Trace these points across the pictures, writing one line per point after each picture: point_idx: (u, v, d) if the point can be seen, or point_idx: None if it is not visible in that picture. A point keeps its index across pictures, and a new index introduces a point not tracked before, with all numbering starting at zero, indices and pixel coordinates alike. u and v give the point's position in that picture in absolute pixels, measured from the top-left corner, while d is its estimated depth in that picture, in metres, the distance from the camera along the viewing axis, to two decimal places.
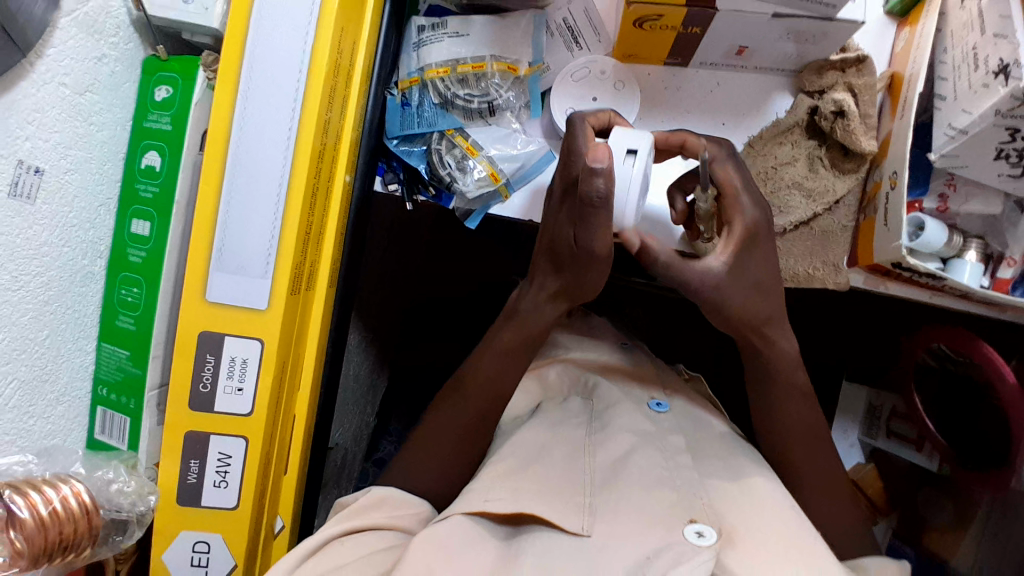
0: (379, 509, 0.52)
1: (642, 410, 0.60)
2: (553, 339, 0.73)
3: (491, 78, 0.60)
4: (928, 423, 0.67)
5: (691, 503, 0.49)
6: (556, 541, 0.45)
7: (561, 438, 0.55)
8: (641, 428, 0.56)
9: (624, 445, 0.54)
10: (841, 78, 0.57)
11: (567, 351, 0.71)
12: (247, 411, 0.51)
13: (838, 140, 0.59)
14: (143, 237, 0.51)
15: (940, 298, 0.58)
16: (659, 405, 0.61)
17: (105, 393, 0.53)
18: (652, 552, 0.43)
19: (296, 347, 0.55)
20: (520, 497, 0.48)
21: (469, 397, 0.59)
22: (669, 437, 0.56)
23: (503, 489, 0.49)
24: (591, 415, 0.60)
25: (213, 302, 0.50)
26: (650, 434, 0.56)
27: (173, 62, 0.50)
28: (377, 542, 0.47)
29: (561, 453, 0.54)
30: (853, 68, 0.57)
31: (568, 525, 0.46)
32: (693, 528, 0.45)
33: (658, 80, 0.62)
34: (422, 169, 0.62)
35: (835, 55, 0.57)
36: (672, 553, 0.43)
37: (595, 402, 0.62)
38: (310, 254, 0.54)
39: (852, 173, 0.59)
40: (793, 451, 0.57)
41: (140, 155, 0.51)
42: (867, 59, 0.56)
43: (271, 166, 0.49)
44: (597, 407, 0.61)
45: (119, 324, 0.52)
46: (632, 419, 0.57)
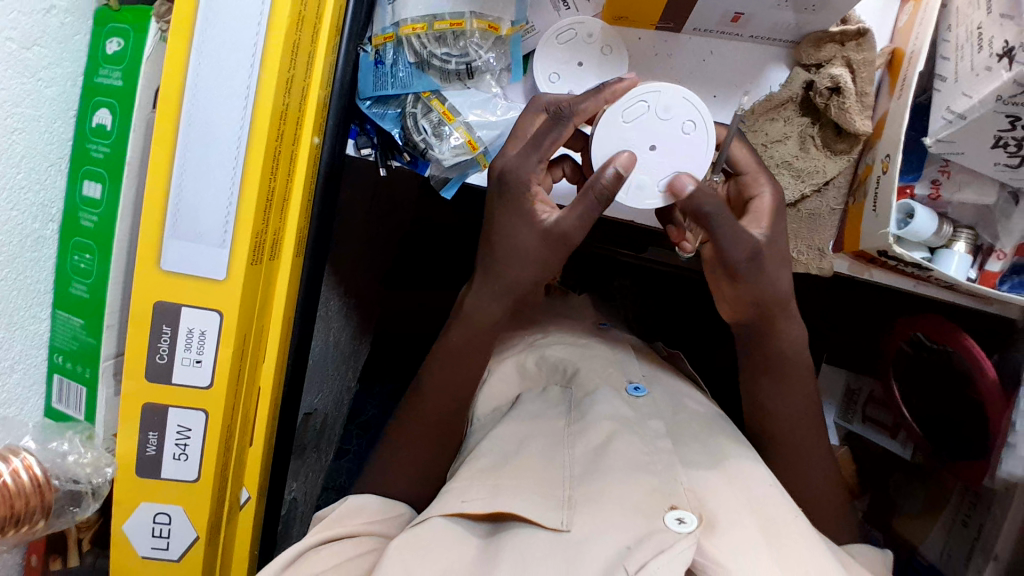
0: (358, 516, 0.52)
1: (620, 396, 0.59)
2: (536, 322, 0.73)
3: (469, 37, 0.57)
4: (904, 411, 0.67)
5: (670, 490, 0.47)
6: (537, 537, 0.44)
7: (541, 429, 0.55)
8: (621, 415, 0.56)
9: (604, 434, 0.53)
10: (839, 52, 0.54)
11: (546, 335, 0.69)
12: (207, 383, 0.50)
13: (831, 118, 0.56)
14: (94, 200, 0.48)
15: (924, 287, 0.57)
16: (636, 390, 0.60)
17: (60, 361, 0.51)
18: (632, 541, 0.42)
19: (260, 318, 0.53)
20: (498, 493, 0.48)
21: (449, 386, 0.58)
22: (648, 421, 0.56)
23: (480, 487, 0.48)
24: (571, 404, 0.59)
25: (167, 271, 0.47)
26: (629, 420, 0.55)
27: (127, 12, 0.47)
28: (355, 548, 0.48)
29: (539, 446, 0.53)
30: (852, 42, 0.54)
31: (549, 521, 0.45)
32: (675, 514, 0.44)
33: (648, 46, 0.59)
34: (395, 134, 0.59)
35: (834, 28, 0.54)
36: (654, 541, 0.42)
37: (574, 391, 0.60)
38: (273, 223, 0.51)
39: (845, 154, 0.57)
40: (775, 427, 0.56)
41: (91, 113, 0.48)
42: (868, 32, 0.53)
43: (227, 127, 0.46)
44: (576, 395, 0.60)
45: (72, 291, 0.50)
46: (611, 406, 0.56)
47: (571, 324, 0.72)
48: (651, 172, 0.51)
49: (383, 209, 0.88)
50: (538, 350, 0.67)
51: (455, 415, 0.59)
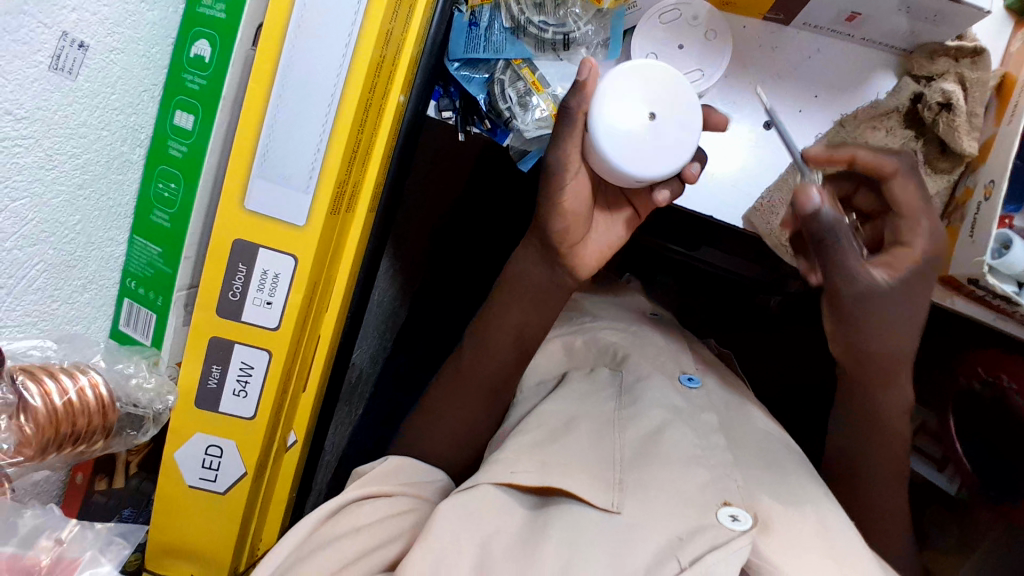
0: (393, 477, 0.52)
1: (674, 384, 0.58)
2: (587, 307, 0.71)
3: (570, 7, 0.56)
4: (957, 446, 0.66)
5: (724, 487, 0.46)
6: (585, 516, 0.43)
7: (591, 411, 0.54)
8: (673, 404, 0.54)
9: (657, 420, 0.52)
10: (952, 67, 0.52)
11: (594, 319, 0.69)
12: (275, 324, 0.50)
13: (937, 134, 0.53)
14: (185, 130, 0.48)
15: (1004, 324, 0.55)
16: (691, 381, 0.59)
17: (133, 286, 0.52)
18: (685, 532, 0.41)
19: (330, 266, 0.53)
20: (550, 472, 0.46)
21: (499, 348, 0.58)
22: (701, 415, 0.54)
23: (529, 462, 0.47)
24: (620, 389, 0.57)
25: (251, 210, 0.47)
26: (683, 411, 0.54)
27: None
28: (389, 509, 0.48)
29: (588, 428, 0.52)
30: (967, 59, 0.52)
31: (598, 501, 0.44)
32: (728, 511, 0.42)
33: (754, 35, 0.57)
34: (480, 100, 0.59)
35: (951, 42, 0.52)
36: (707, 536, 0.40)
37: (624, 374, 0.59)
38: (354, 175, 0.51)
39: (945, 174, 0.55)
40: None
41: (189, 44, 0.47)
42: (985, 51, 0.51)
43: (324, 73, 0.46)
44: (626, 379, 0.58)
45: (154, 219, 0.50)
46: (663, 393, 0.55)
47: (623, 312, 0.71)
48: (645, 134, 0.51)
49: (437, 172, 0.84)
50: (592, 330, 0.66)
51: (500, 385, 0.59)
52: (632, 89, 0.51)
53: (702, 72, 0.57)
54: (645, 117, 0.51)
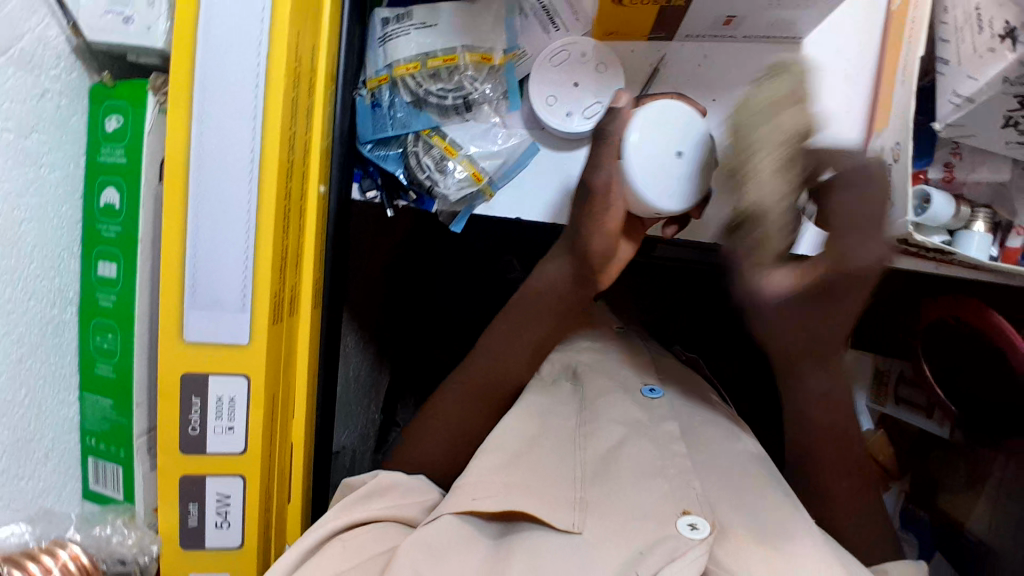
0: (379, 500, 0.51)
1: (634, 398, 0.59)
2: None
3: (463, 71, 0.58)
4: (938, 393, 0.67)
5: (684, 495, 0.47)
6: (547, 537, 0.45)
7: (553, 429, 0.56)
8: (634, 418, 0.56)
9: (616, 437, 0.54)
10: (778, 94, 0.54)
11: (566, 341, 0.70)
12: (241, 449, 0.49)
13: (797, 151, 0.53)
14: (110, 280, 0.48)
15: (949, 270, 0.56)
16: (652, 391, 0.60)
17: (93, 443, 0.51)
18: (645, 546, 0.43)
19: (286, 372, 0.53)
20: (511, 492, 0.48)
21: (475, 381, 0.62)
22: (663, 424, 0.56)
23: (492, 483, 0.49)
24: (583, 406, 0.60)
25: (190, 342, 0.47)
26: (642, 424, 0.56)
27: (122, 89, 0.46)
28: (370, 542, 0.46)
29: (551, 445, 0.54)
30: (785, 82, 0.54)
31: (559, 522, 0.46)
32: (687, 520, 0.44)
33: (641, 57, 0.59)
34: (399, 175, 0.59)
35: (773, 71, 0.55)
36: (666, 547, 0.42)
37: (584, 390, 0.61)
38: (289, 281, 0.51)
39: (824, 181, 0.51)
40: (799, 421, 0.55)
41: (98, 193, 0.48)
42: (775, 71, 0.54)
43: (235, 194, 0.46)
44: (588, 396, 0.60)
45: (98, 372, 0.49)
46: (623, 409, 0.57)
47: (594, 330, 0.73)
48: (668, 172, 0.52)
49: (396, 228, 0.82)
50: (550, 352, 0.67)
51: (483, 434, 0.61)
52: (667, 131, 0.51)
53: (601, 103, 0.58)
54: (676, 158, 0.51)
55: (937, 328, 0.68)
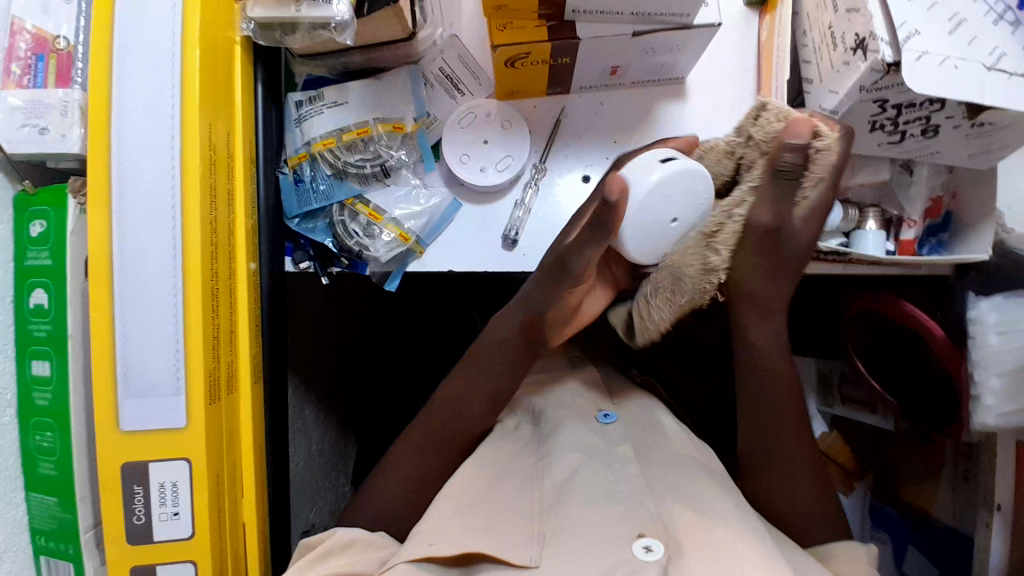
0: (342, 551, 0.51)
1: (589, 426, 0.60)
2: None
3: (378, 141, 0.60)
4: (876, 386, 0.68)
5: (641, 517, 0.49)
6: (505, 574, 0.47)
7: (514, 469, 0.57)
8: (588, 444, 0.57)
9: (571, 465, 0.55)
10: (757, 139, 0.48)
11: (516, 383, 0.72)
12: (188, 533, 0.50)
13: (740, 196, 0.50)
14: (44, 378, 0.49)
15: (853, 268, 0.58)
16: (606, 418, 0.62)
17: (43, 542, 0.52)
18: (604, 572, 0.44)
19: (231, 447, 0.53)
20: (469, 535, 0.49)
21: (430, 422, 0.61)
22: (617, 449, 0.57)
23: (453, 526, 0.50)
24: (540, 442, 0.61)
25: (126, 431, 0.48)
26: (597, 449, 0.57)
27: (44, 195, 0.49)
28: None
29: (512, 488, 0.55)
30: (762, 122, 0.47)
31: (516, 559, 0.47)
32: (641, 543, 0.46)
33: (545, 111, 0.63)
34: (329, 243, 0.62)
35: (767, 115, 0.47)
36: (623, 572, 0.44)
37: (542, 427, 0.62)
38: (225, 359, 0.52)
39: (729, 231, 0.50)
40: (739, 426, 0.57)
41: (28, 295, 0.49)
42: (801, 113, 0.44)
43: (160, 282, 0.48)
44: (544, 432, 0.61)
45: (41, 472, 0.50)
46: (578, 435, 0.58)
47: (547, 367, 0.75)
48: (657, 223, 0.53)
49: (339, 293, 0.85)
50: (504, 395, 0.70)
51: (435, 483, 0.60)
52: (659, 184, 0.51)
53: (511, 155, 0.62)
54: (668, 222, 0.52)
55: (865, 322, 0.71)
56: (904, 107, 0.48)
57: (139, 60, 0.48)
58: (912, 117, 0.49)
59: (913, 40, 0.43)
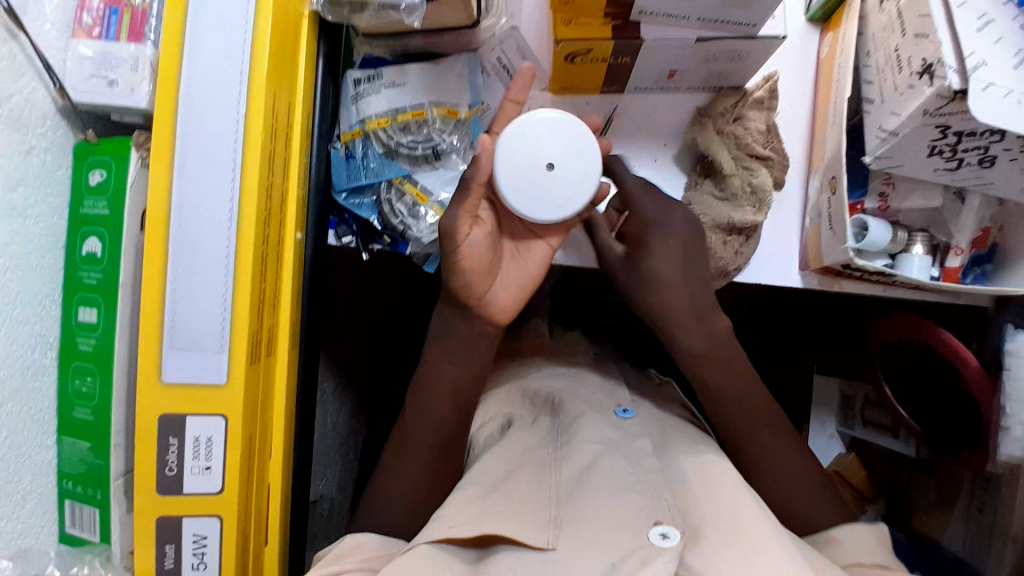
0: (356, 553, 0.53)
1: (608, 419, 0.61)
2: (529, 362, 0.75)
3: (432, 124, 0.61)
4: (901, 411, 0.69)
5: (659, 505, 0.50)
6: (522, 558, 0.47)
7: (531, 458, 0.58)
8: (607, 436, 0.58)
9: (589, 455, 0.56)
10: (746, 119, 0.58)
11: (535, 372, 0.73)
12: (218, 489, 0.50)
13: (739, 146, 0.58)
14: (91, 324, 0.50)
15: (893, 291, 0.58)
16: (624, 412, 0.63)
17: (71, 486, 0.52)
18: (619, 555, 0.46)
19: (264, 411, 0.54)
20: (483, 520, 0.49)
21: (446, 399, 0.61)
22: (635, 442, 0.58)
23: (467, 515, 0.51)
24: (559, 431, 0.61)
25: (169, 383, 0.48)
26: (615, 441, 0.58)
27: (106, 144, 0.49)
28: None
29: (528, 474, 0.55)
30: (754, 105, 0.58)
31: (534, 540, 0.48)
32: (658, 530, 0.47)
33: (598, 108, 0.63)
34: (374, 220, 0.62)
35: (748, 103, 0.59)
36: (638, 558, 0.45)
37: (562, 419, 0.62)
38: (267, 323, 0.53)
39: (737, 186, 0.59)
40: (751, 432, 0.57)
41: (81, 243, 0.50)
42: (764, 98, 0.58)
43: (214, 239, 0.48)
44: (564, 422, 0.62)
45: (76, 415, 0.51)
46: (597, 428, 0.59)
47: (566, 360, 0.75)
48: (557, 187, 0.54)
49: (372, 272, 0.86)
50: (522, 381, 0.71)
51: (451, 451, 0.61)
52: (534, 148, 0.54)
53: None
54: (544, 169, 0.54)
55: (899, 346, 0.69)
56: (965, 136, 0.48)
57: (211, 21, 0.48)
58: (971, 146, 0.48)
59: (981, 69, 0.43)
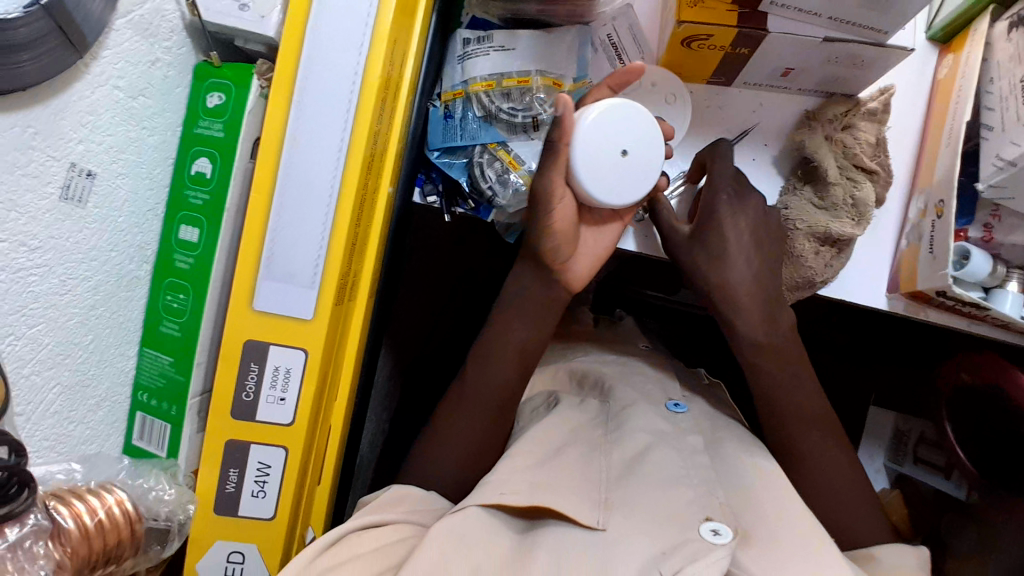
0: (401, 505, 0.53)
1: (659, 411, 0.61)
2: (581, 345, 0.76)
3: (535, 93, 0.60)
4: (960, 453, 0.68)
5: (707, 503, 0.49)
6: (571, 532, 0.47)
7: (581, 438, 0.57)
8: (658, 428, 0.58)
9: (640, 445, 0.55)
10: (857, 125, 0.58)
11: (587, 354, 0.73)
12: (288, 420, 0.51)
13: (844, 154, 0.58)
14: (191, 243, 0.50)
15: (977, 326, 0.58)
16: (676, 406, 0.62)
17: (145, 399, 0.53)
18: (669, 547, 0.44)
19: (337, 356, 0.55)
20: (537, 492, 0.49)
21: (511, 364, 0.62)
22: (687, 437, 0.57)
23: (519, 481, 0.50)
24: (608, 416, 0.61)
25: (258, 311, 0.49)
26: (667, 433, 0.57)
27: (228, 69, 0.50)
28: (388, 538, 0.47)
29: (577, 452, 0.55)
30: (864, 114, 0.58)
31: (585, 519, 0.48)
32: (709, 526, 0.45)
33: (701, 99, 0.63)
34: (462, 182, 0.63)
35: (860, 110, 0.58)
36: (688, 550, 0.43)
37: (611, 403, 0.63)
38: (354, 266, 0.53)
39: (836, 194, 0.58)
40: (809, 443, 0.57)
41: (190, 161, 0.51)
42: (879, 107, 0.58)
43: (321, 176, 0.49)
44: (613, 407, 0.62)
45: (162, 330, 0.52)
46: (648, 420, 0.59)
47: (619, 347, 0.75)
48: (622, 171, 0.55)
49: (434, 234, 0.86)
50: (571, 362, 0.71)
51: (501, 420, 0.61)
52: (608, 128, 0.54)
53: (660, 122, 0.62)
54: (617, 153, 0.54)
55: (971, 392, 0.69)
56: None
57: None
58: None
59: None
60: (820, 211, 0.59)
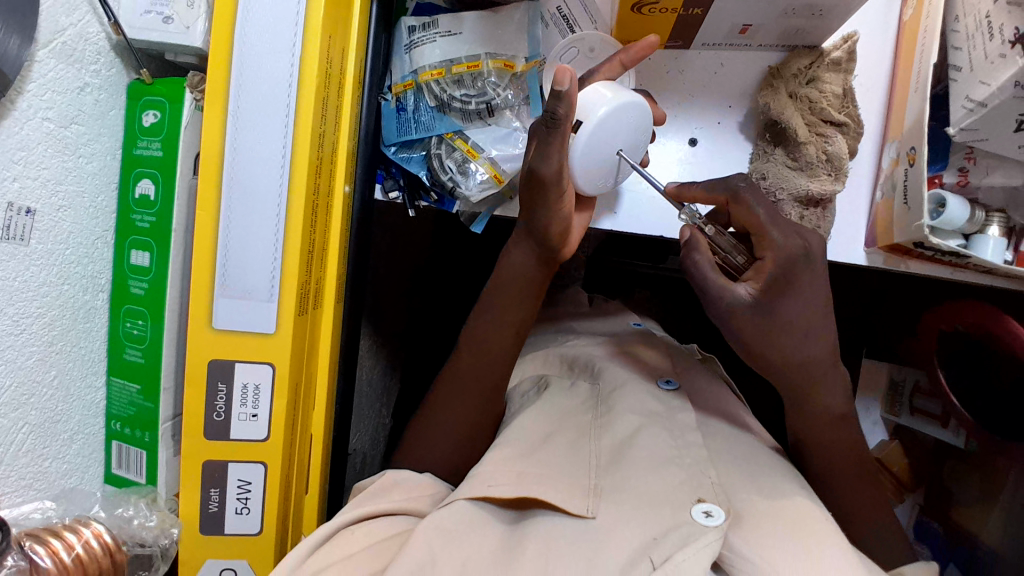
0: (396, 491, 0.52)
1: (650, 390, 0.59)
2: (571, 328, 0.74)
3: (486, 77, 0.58)
4: (954, 401, 0.67)
5: (699, 484, 0.48)
6: (561, 522, 0.46)
7: (568, 424, 0.56)
8: (650, 409, 0.56)
9: (631, 427, 0.54)
10: (822, 77, 0.56)
11: (576, 338, 0.72)
12: (263, 436, 0.51)
13: (812, 109, 0.56)
14: (143, 268, 0.49)
15: (961, 274, 0.56)
16: (668, 384, 0.61)
17: (118, 428, 0.53)
18: (658, 533, 0.43)
19: (308, 365, 0.54)
20: (525, 482, 0.48)
21: (496, 356, 0.61)
22: (679, 416, 0.56)
23: (507, 473, 0.49)
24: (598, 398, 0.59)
25: (218, 329, 0.48)
26: (658, 414, 0.56)
27: (160, 85, 0.48)
28: (384, 532, 0.47)
29: (565, 441, 0.54)
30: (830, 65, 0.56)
31: (572, 508, 0.46)
32: (703, 507, 0.45)
33: (660, 64, 0.61)
34: (422, 175, 0.62)
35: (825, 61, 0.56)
36: (679, 535, 0.42)
37: (601, 385, 0.61)
38: (315, 273, 0.52)
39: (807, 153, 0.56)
40: (811, 425, 0.50)
41: (133, 184, 0.49)
42: (846, 56, 0.55)
43: (265, 186, 0.47)
44: (603, 390, 0.60)
45: (127, 357, 0.51)
46: (637, 400, 0.57)
47: (609, 327, 0.74)
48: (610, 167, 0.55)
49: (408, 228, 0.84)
50: (561, 346, 0.70)
51: (487, 413, 0.60)
52: (614, 124, 0.53)
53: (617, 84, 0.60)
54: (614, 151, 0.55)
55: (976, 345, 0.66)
56: None
57: None
58: None
59: None
60: (802, 176, 0.56)
